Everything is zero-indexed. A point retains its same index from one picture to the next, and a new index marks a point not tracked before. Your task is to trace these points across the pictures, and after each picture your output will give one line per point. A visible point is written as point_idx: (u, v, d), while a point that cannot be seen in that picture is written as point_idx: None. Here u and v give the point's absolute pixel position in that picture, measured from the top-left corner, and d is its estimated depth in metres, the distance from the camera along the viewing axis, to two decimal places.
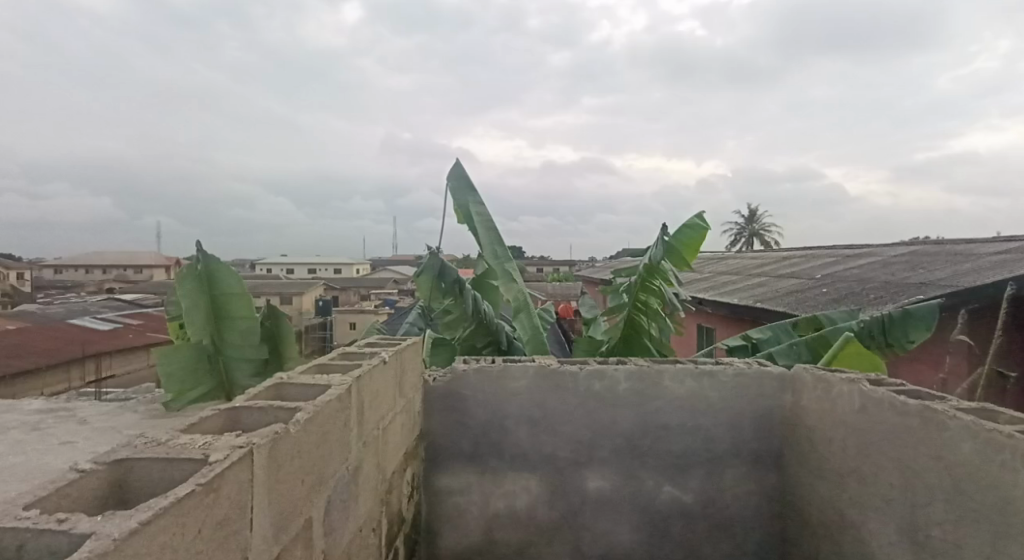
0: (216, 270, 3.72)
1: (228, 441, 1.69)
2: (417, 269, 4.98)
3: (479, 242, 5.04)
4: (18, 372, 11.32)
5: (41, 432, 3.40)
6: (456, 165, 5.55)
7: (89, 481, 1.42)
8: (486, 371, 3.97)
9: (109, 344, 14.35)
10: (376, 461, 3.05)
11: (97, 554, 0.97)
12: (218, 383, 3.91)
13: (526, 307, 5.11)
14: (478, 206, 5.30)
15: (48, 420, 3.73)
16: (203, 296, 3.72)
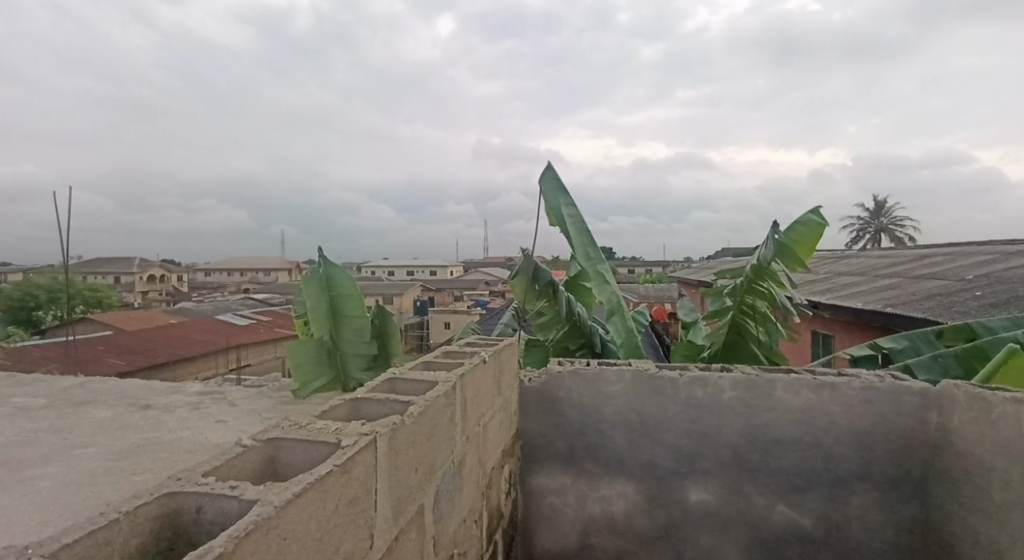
0: (334, 272, 4.08)
1: (356, 428, 1.87)
2: (512, 271, 5.07)
3: (573, 244, 5.02)
4: (176, 359, 13.11)
5: (199, 412, 3.95)
6: (548, 168, 5.59)
7: (249, 455, 1.65)
8: (582, 374, 3.96)
9: (245, 337, 16.16)
10: (478, 457, 3.18)
11: (264, 518, 1.14)
12: (335, 375, 4.25)
13: (620, 309, 5.00)
14: (570, 208, 5.29)
15: (204, 401, 4.32)
16: (323, 296, 4.12)
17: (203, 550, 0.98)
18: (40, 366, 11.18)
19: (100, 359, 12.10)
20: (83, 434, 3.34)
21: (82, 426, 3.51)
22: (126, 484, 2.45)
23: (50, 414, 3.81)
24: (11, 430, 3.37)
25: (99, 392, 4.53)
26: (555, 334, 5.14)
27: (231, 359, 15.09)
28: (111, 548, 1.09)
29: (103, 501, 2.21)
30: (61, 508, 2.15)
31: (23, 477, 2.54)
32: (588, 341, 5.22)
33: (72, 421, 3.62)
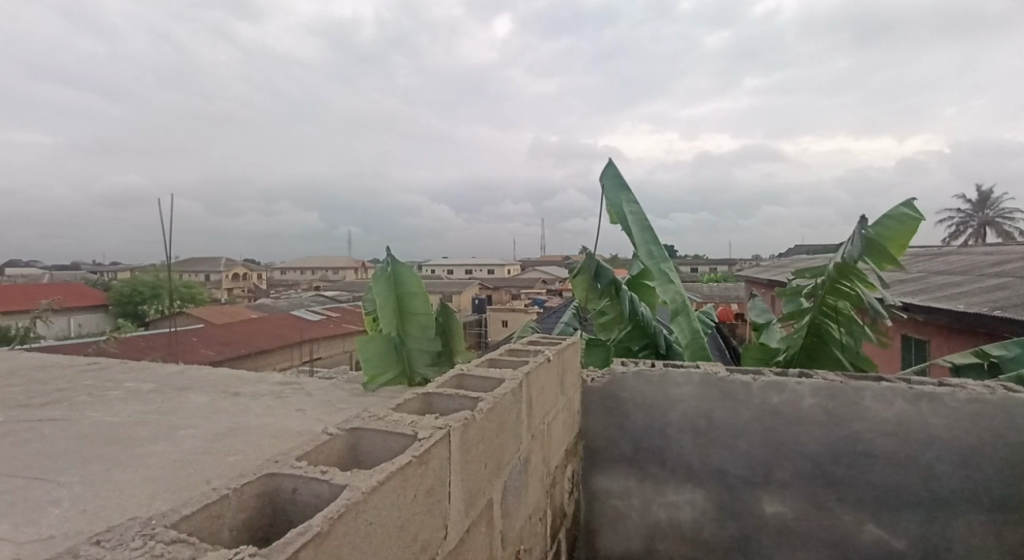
0: (402, 270, 4.24)
1: (430, 422, 1.93)
2: (574, 270, 5.04)
3: (635, 242, 4.91)
4: (259, 351, 14.02)
5: (281, 400, 4.20)
6: (610, 165, 5.51)
7: (335, 443, 1.75)
8: (646, 375, 3.88)
9: (319, 332, 17.02)
10: (543, 455, 3.19)
11: (354, 502, 1.20)
12: (402, 370, 4.36)
13: (684, 309, 4.82)
14: (632, 205, 5.19)
15: (285, 390, 4.59)
16: (391, 293, 4.27)
17: (303, 528, 1.05)
18: (143, 354, 12.31)
19: (193, 349, 13.16)
20: (182, 416, 3.65)
21: (179, 409, 3.83)
22: (217, 464, 2.65)
23: (153, 397, 4.18)
24: (122, 411, 3.73)
25: (193, 379, 4.92)
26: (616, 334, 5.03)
27: (306, 351, 15.94)
28: (221, 521, 1.20)
29: (197, 479, 2.41)
30: (163, 483, 2.37)
31: (132, 454, 2.81)
32: (652, 342, 5.07)
33: (171, 405, 3.96)
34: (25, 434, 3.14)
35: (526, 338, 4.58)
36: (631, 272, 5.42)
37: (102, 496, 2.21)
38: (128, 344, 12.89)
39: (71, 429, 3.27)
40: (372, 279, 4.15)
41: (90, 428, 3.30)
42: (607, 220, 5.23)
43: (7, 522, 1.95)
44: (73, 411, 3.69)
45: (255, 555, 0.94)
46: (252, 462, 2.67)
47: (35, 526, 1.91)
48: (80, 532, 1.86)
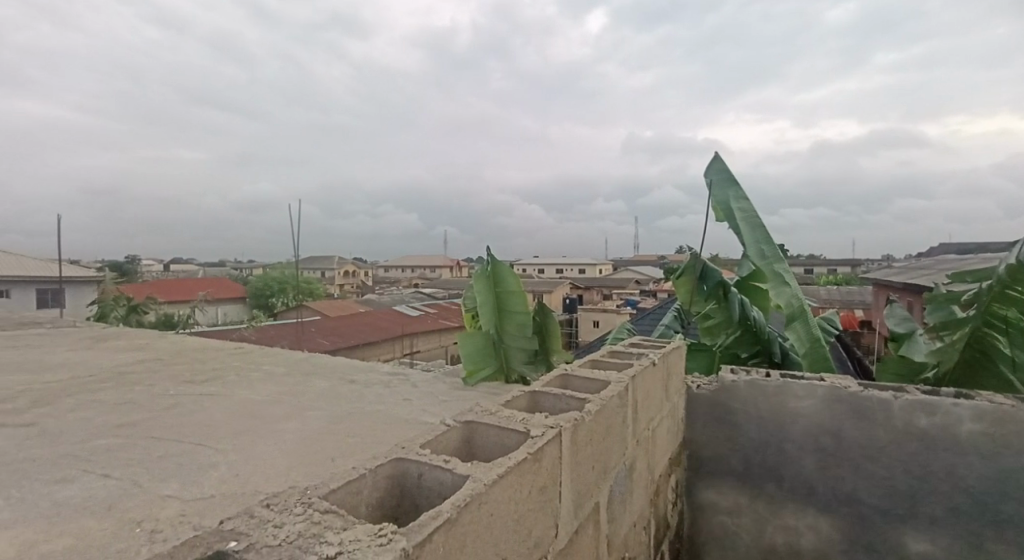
0: (501, 269, 4.19)
1: (541, 420, 1.93)
2: (679, 271, 4.83)
3: (745, 241, 4.59)
4: (365, 343, 14.95)
5: (391, 389, 4.47)
6: (717, 159, 5.21)
7: (451, 434, 1.82)
8: (760, 385, 3.62)
9: (422, 326, 17.79)
10: (647, 461, 3.10)
11: (477, 492, 1.24)
12: (499, 366, 4.46)
13: (801, 315, 4.38)
14: (741, 201, 4.86)
15: (394, 380, 4.88)
16: (490, 292, 4.26)
17: (435, 512, 1.11)
18: (273, 341, 13.70)
19: (313, 339, 14.40)
20: (310, 399, 4.01)
21: (307, 392, 4.22)
22: (339, 443, 2.89)
23: (284, 380, 4.64)
24: (261, 391, 4.18)
25: (316, 365, 5.40)
26: (723, 340, 4.73)
27: (402, 345, 16.62)
28: (359, 497, 1.30)
29: (322, 456, 2.63)
30: (295, 457, 2.62)
31: (271, 430, 3.14)
32: (764, 349, 4.71)
33: (299, 388, 4.38)
34: (190, 406, 3.63)
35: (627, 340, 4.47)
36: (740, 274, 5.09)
37: (246, 464, 2.50)
38: (261, 331, 14.42)
39: (223, 404, 3.74)
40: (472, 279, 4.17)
41: (238, 404, 3.75)
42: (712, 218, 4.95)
43: (177, 481, 2.27)
44: (224, 388, 4.21)
45: (396, 531, 1.00)
46: (369, 445, 2.88)
47: (198, 486, 2.20)
48: (232, 494, 2.12)
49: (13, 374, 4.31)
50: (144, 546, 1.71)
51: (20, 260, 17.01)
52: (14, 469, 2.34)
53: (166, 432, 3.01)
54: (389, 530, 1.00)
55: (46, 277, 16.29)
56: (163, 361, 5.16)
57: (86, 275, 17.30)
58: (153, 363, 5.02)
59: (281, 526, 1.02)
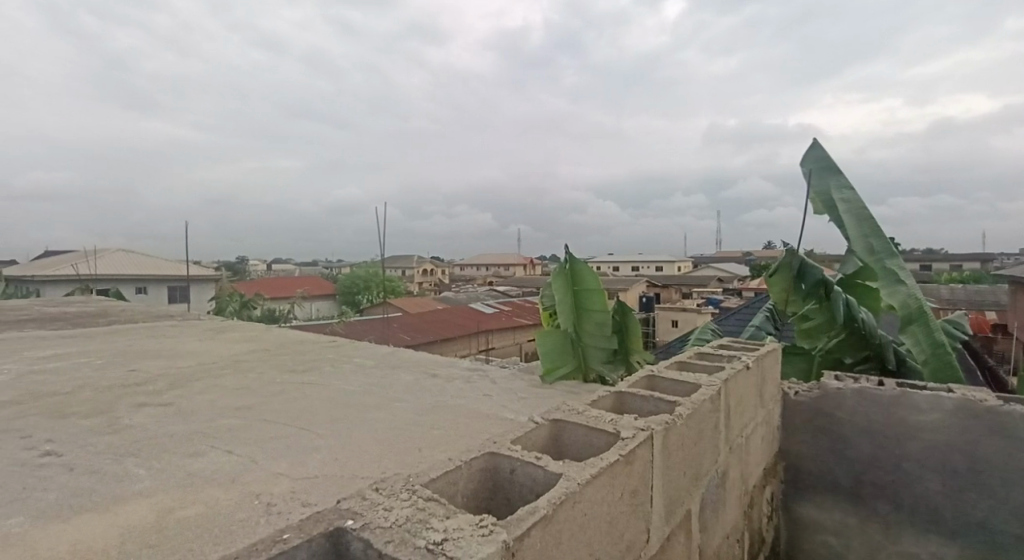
0: (580, 267, 4.17)
1: (631, 421, 1.88)
2: (773, 269, 4.53)
3: (851, 236, 4.22)
4: (442, 339, 15.34)
5: (473, 384, 4.58)
6: (815, 146, 4.85)
7: (540, 432, 1.83)
8: (871, 394, 3.33)
9: (498, 323, 17.95)
10: (741, 470, 2.95)
11: (571, 491, 1.25)
12: (577, 366, 4.37)
13: (920, 317, 3.95)
14: (844, 192, 4.48)
15: (476, 375, 4.99)
16: (568, 291, 4.24)
17: (532, 508, 1.12)
18: (361, 336, 14.46)
19: (397, 335, 15.03)
20: (398, 391, 4.20)
21: (396, 385, 4.43)
22: (428, 434, 3.01)
23: (373, 373, 4.89)
24: (354, 382, 4.43)
25: (403, 360, 5.64)
26: (824, 343, 4.40)
27: (477, 342, 16.73)
28: (456, 488, 1.35)
29: (412, 445, 2.75)
30: (387, 445, 2.76)
31: (366, 418, 3.33)
32: (874, 354, 4.32)
33: (389, 380, 4.60)
34: (293, 393, 3.93)
35: (716, 341, 4.27)
36: (845, 271, 4.70)
37: (344, 449, 2.67)
38: (351, 326, 15.27)
39: (322, 392, 4.01)
40: (551, 277, 4.18)
41: (334, 393, 4.01)
42: (811, 210, 4.64)
43: (287, 461, 2.47)
44: (322, 378, 4.51)
45: (496, 523, 1.03)
46: (454, 437, 2.97)
47: (305, 466, 2.38)
48: (333, 476, 2.27)
49: (148, 359, 4.88)
50: (261, 516, 1.87)
51: (150, 260, 19.19)
52: (152, 443, 2.65)
53: (275, 416, 3.28)
54: (489, 522, 1.03)
55: (171, 275, 18.27)
56: (269, 352, 5.62)
57: (203, 273, 19.19)
58: (260, 354, 5.48)
59: (390, 509, 1.08)
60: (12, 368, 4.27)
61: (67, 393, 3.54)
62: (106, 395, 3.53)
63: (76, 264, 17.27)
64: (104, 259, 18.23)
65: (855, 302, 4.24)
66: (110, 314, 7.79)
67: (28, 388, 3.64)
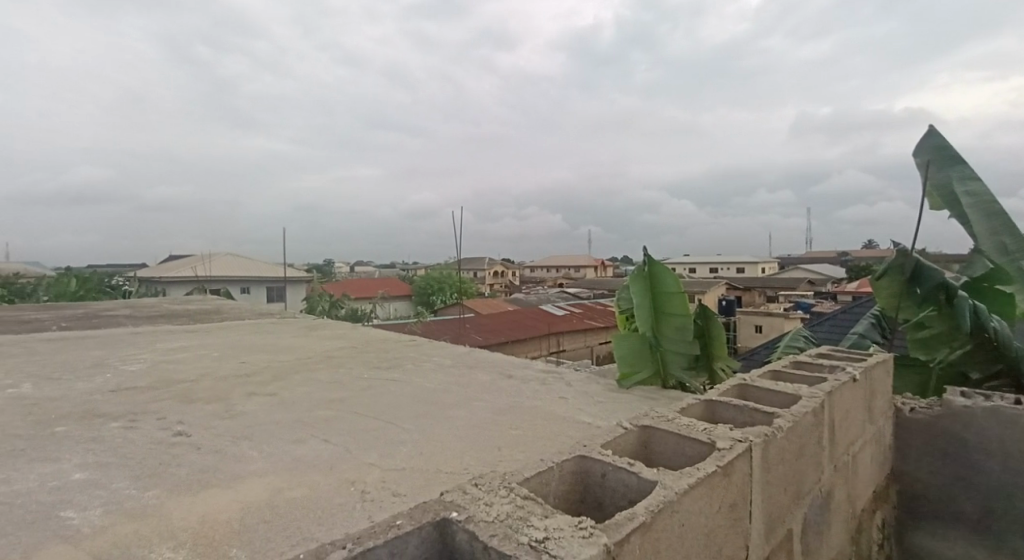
0: (659, 269, 4.05)
1: (727, 432, 1.80)
2: (882, 272, 4.13)
3: (979, 233, 3.78)
4: (514, 339, 15.47)
5: (549, 385, 4.57)
6: (932, 134, 4.41)
7: (629, 438, 1.79)
8: (1004, 413, 2.98)
9: (572, 325, 17.80)
10: (847, 489, 2.73)
11: (669, 500, 1.21)
12: (656, 371, 4.21)
13: None
14: (968, 183, 4.04)
15: (552, 377, 4.98)
16: (647, 294, 4.11)
17: (630, 514, 1.11)
18: (437, 335, 14.91)
19: (471, 335, 15.35)
20: (477, 390, 4.29)
21: (477, 384, 4.52)
22: (507, 433, 3.05)
23: (452, 372, 5.02)
24: (435, 381, 4.56)
25: (482, 359, 5.75)
26: (945, 355, 3.99)
27: (549, 342, 16.66)
28: (548, 489, 1.36)
29: (493, 444, 2.79)
30: (470, 441, 2.83)
31: (447, 416, 3.42)
32: (1007, 369, 3.86)
33: (470, 380, 4.71)
34: (379, 389, 4.13)
35: (813, 349, 3.98)
36: (969, 273, 4.22)
37: (431, 443, 2.76)
38: (428, 326, 15.79)
39: (406, 389, 4.17)
40: (629, 279, 4.07)
41: (419, 390, 4.16)
42: (928, 205, 4.22)
43: (378, 452, 2.59)
44: (405, 375, 4.70)
45: (595, 526, 1.03)
46: (532, 438, 2.99)
47: (395, 458, 2.49)
48: (420, 468, 2.35)
49: (251, 353, 5.31)
50: (358, 503, 1.98)
51: (254, 263, 20.92)
52: (262, 429, 2.89)
53: (366, 409, 3.45)
54: (589, 524, 1.03)
55: (269, 276, 19.79)
56: (358, 349, 5.94)
57: (297, 274, 20.64)
58: (351, 351, 5.80)
59: (491, 504, 1.11)
60: (145, 357, 4.81)
61: (190, 381, 3.94)
62: (218, 384, 3.89)
63: (194, 266, 19.20)
64: (217, 262, 20.11)
65: (984, 308, 3.78)
66: (216, 312, 8.56)
67: (155, 375, 4.09)
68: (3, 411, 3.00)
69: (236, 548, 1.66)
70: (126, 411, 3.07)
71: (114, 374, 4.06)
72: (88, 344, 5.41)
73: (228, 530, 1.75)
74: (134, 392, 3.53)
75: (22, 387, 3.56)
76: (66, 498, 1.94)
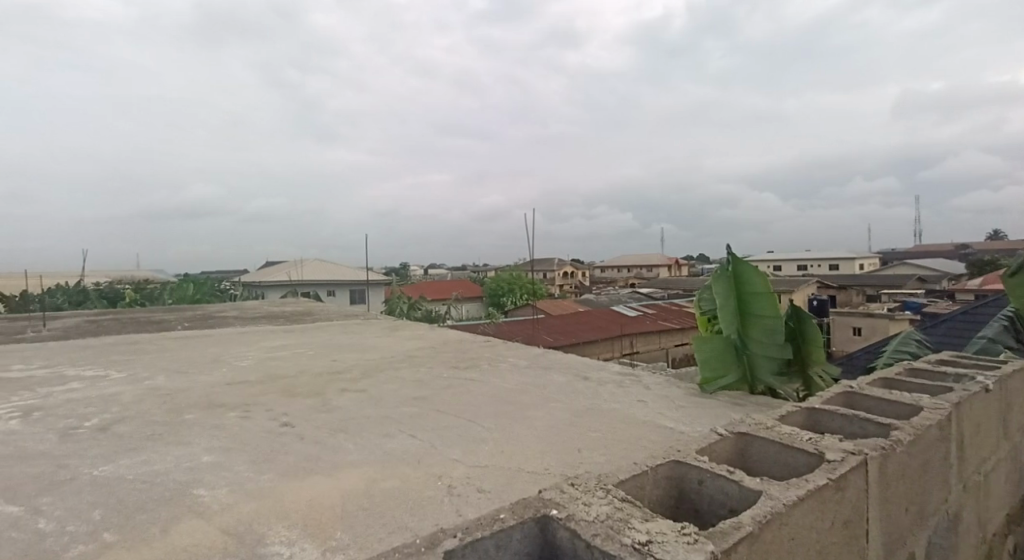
0: (745, 268, 3.78)
1: (837, 442, 1.67)
2: (1011, 267, 3.70)
3: None
4: (589, 341, 15.32)
5: (631, 388, 4.48)
6: None
7: (726, 445, 1.72)
8: None
9: (648, 325, 17.33)
10: (977, 511, 2.45)
11: (777, 512, 1.14)
12: (743, 376, 4.01)
13: None
14: None
15: (632, 379, 4.87)
16: (732, 295, 3.87)
17: (736, 524, 1.06)
18: (512, 336, 15.08)
19: (546, 336, 15.39)
20: (557, 392, 4.28)
21: (557, 385, 4.51)
22: (590, 435, 3.02)
23: (530, 373, 5.05)
24: (513, 381, 4.61)
25: (560, 360, 5.73)
26: None
27: (623, 344, 16.33)
28: (643, 493, 1.34)
29: (575, 445, 2.78)
30: (551, 442, 2.83)
31: (527, 416, 3.45)
32: None
33: (550, 381, 4.71)
34: (459, 387, 4.24)
35: (930, 355, 3.61)
36: None
37: (515, 442, 2.79)
38: (503, 327, 16.01)
39: (485, 388, 4.25)
40: (712, 279, 3.85)
41: (500, 390, 4.22)
42: None
43: (463, 448, 2.66)
44: (483, 375, 4.79)
45: (699, 533, 1.00)
46: (613, 440, 2.94)
47: (480, 455, 2.55)
48: (503, 466, 2.39)
49: (341, 352, 5.64)
50: (446, 496, 2.04)
51: (341, 267, 22.20)
52: (357, 422, 3.06)
53: (448, 407, 3.56)
54: (693, 531, 1.00)
55: (355, 280, 20.92)
56: (437, 349, 6.11)
57: (380, 278, 21.66)
58: (433, 350, 5.99)
59: (590, 505, 1.11)
60: (253, 354, 5.24)
61: (288, 376, 4.24)
62: (312, 380, 4.16)
63: (289, 271, 20.71)
64: (308, 267, 21.56)
65: None
66: (307, 313, 9.17)
67: (257, 371, 4.44)
68: (140, 399, 3.38)
69: (341, 531, 1.76)
70: (240, 402, 3.36)
71: (227, 369, 4.45)
72: (204, 342, 5.97)
73: (332, 515, 1.87)
74: (241, 386, 3.85)
75: (153, 379, 4.00)
76: (195, 478, 2.15)
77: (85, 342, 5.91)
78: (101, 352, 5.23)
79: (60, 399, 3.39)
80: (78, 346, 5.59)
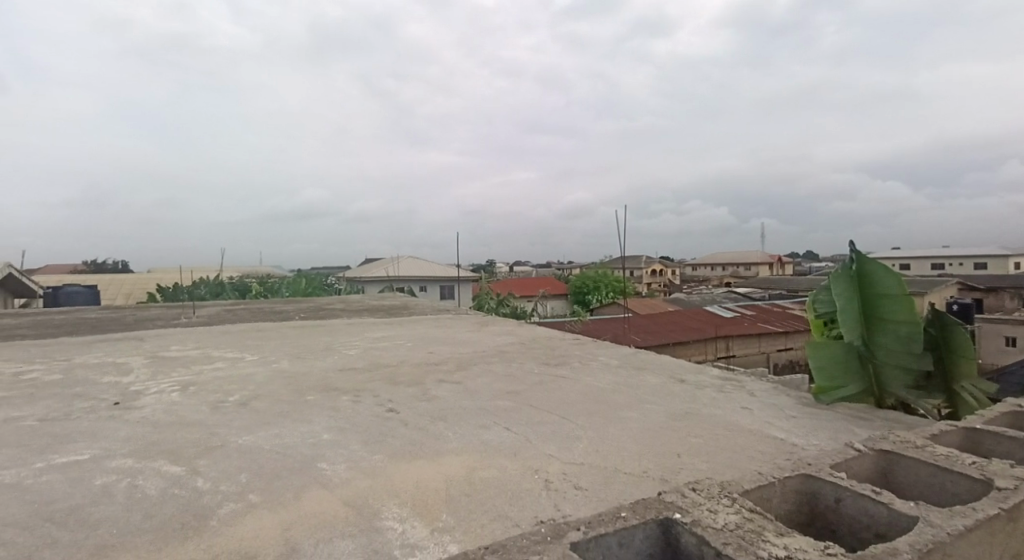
0: (874, 268, 3.41)
1: (1008, 468, 1.44)
2: None
3: None
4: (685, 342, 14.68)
5: (735, 393, 4.22)
6: None
7: (864, 462, 1.55)
8: None
9: (751, 328, 16.24)
10: None
11: (939, 541, 1.00)
12: (869, 387, 3.59)
13: None
14: None
15: (736, 384, 4.59)
16: (857, 296, 3.50)
17: (891, 551, 0.95)
18: (603, 334, 14.84)
19: (638, 336, 14.97)
20: (655, 393, 4.13)
21: (656, 387, 4.35)
22: (692, 440, 2.88)
23: (623, 373, 4.92)
24: (607, 380, 4.53)
25: (658, 361, 5.53)
26: None
27: (723, 347, 15.43)
28: (770, 505, 1.24)
29: (676, 449, 2.67)
30: (651, 443, 2.74)
31: (624, 416, 3.37)
32: None
33: (649, 382, 4.56)
34: (552, 383, 4.25)
35: None
36: None
37: (615, 443, 2.73)
38: (595, 325, 15.80)
39: (577, 386, 4.22)
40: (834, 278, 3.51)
41: (597, 388, 4.16)
42: None
43: (563, 445, 2.65)
44: (576, 373, 4.75)
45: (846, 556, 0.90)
46: (717, 446, 2.79)
47: (581, 453, 2.52)
48: (601, 465, 2.35)
49: (438, 344, 5.87)
50: (546, 490, 2.04)
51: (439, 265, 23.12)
52: (456, 412, 3.16)
53: (541, 403, 3.57)
54: (839, 552, 0.90)
55: (452, 276, 21.70)
56: (528, 345, 6.16)
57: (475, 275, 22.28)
58: (525, 347, 6.04)
59: (716, 512, 1.05)
60: (360, 344, 5.59)
61: (390, 365, 4.49)
62: (412, 370, 4.36)
63: (392, 267, 21.92)
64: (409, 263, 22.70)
65: None
66: (405, 307, 9.66)
67: (363, 359, 4.74)
68: (270, 380, 3.73)
69: (447, 513, 1.82)
70: (351, 387, 3.60)
71: (340, 356, 4.79)
72: (317, 331, 6.49)
73: (439, 497, 1.93)
74: (350, 372, 4.13)
75: (279, 363, 4.40)
76: (319, 453, 2.33)
77: (221, 327, 6.66)
78: (234, 337, 5.86)
79: (207, 376, 3.84)
80: (218, 332, 6.31)
